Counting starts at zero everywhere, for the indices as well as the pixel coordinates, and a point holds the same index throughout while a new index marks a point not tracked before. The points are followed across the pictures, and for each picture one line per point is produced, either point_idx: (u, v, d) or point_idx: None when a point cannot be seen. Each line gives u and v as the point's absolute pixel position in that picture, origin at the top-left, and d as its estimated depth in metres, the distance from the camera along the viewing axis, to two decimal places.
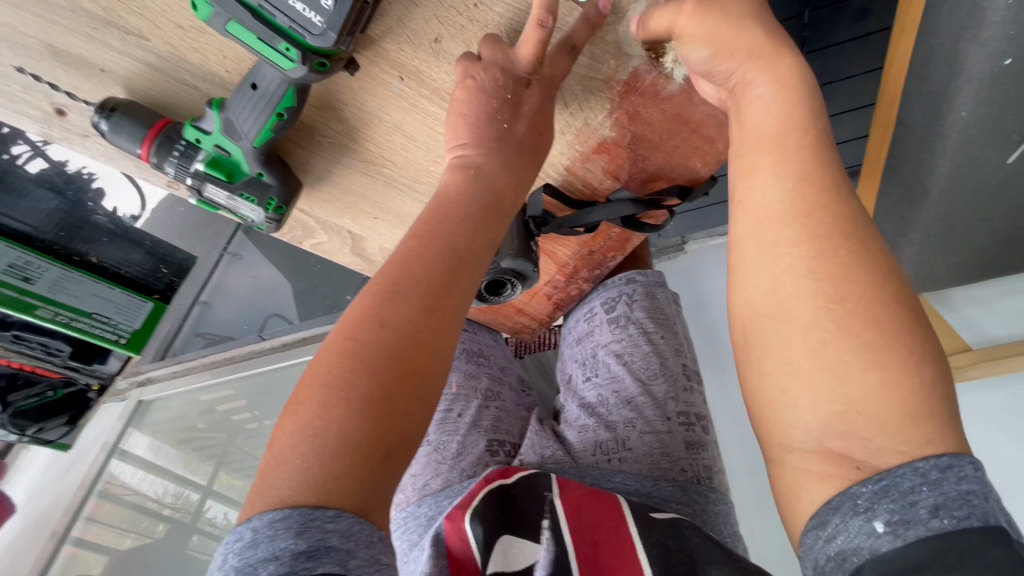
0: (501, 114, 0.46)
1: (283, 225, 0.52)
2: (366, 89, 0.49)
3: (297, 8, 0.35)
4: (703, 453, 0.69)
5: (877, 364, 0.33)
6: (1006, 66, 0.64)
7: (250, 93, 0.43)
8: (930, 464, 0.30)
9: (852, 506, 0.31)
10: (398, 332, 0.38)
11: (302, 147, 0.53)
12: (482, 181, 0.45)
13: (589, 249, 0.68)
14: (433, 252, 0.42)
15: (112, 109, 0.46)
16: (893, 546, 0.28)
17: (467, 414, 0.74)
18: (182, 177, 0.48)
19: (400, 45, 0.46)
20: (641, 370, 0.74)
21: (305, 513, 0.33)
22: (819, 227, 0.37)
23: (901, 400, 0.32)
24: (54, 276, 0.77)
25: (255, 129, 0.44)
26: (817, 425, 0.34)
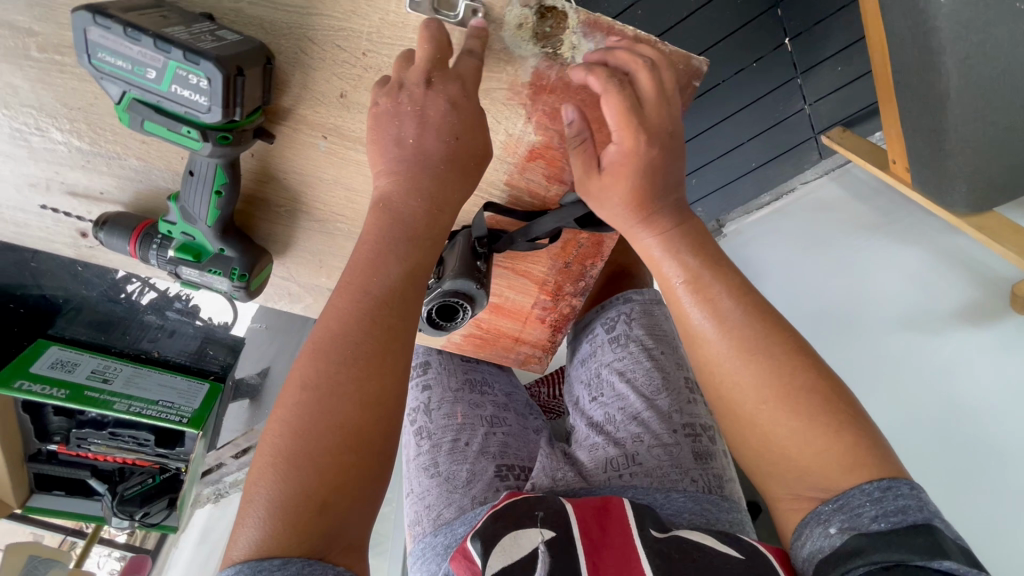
0: (405, 127, 0.46)
1: (253, 291, 0.59)
2: (299, 153, 0.55)
3: (184, 95, 0.42)
4: (711, 461, 0.73)
5: (809, 443, 0.45)
6: None
7: (192, 180, 0.51)
8: (874, 486, 0.42)
9: (821, 525, 0.43)
10: (318, 398, 0.43)
11: (265, 218, 0.60)
12: (391, 223, 0.47)
13: (564, 262, 0.65)
14: (353, 312, 0.45)
15: (104, 222, 0.56)
16: (844, 539, 0.41)
17: (474, 442, 0.78)
18: (163, 265, 0.57)
19: (314, 108, 0.52)
20: (644, 386, 0.78)
21: (254, 564, 0.39)
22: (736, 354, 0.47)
23: (831, 449, 0.44)
24: (126, 374, 0.81)
25: (205, 209, 0.52)
26: (793, 482, 0.46)
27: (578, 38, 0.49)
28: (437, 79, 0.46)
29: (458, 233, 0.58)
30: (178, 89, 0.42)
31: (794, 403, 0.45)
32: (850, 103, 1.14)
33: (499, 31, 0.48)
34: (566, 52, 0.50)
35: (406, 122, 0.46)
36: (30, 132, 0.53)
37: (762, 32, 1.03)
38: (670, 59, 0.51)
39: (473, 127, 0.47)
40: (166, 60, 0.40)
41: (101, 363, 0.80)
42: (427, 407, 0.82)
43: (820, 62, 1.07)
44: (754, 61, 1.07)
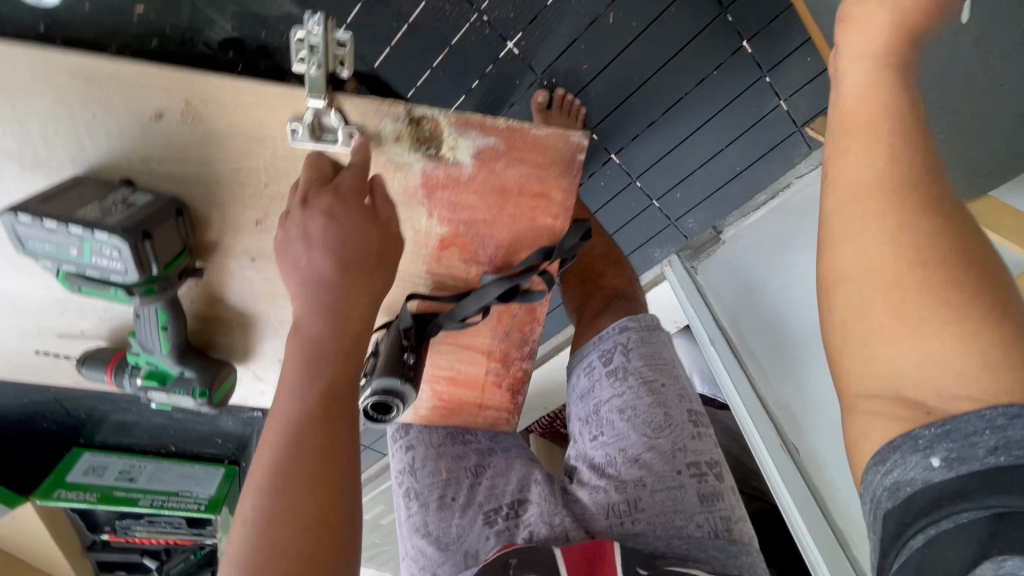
0: (298, 246, 0.47)
1: (217, 403, 0.65)
2: (235, 277, 0.61)
3: (103, 264, 0.48)
4: (720, 504, 0.65)
5: (957, 322, 0.30)
6: None
7: (142, 322, 0.57)
8: (998, 412, 0.28)
9: (904, 452, 0.31)
10: (262, 519, 0.42)
11: (223, 333, 0.66)
12: (303, 351, 0.47)
13: (503, 332, 0.67)
14: (282, 425, 0.45)
15: (84, 360, 0.64)
16: (948, 476, 0.29)
17: (461, 495, 0.75)
18: (136, 390, 0.63)
19: (237, 237, 0.57)
20: (645, 423, 0.68)
21: None
22: (894, 200, 0.33)
23: (976, 357, 0.29)
24: (150, 471, 0.92)
25: (158, 344, 0.58)
26: (892, 371, 0.32)
27: (455, 138, 0.51)
28: (313, 197, 0.47)
29: (388, 329, 0.63)
30: (96, 259, 0.47)
31: (957, 289, 0.31)
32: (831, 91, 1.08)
33: (380, 144, 0.51)
34: (447, 152, 0.51)
35: (296, 242, 0.47)
36: (10, 297, 0.60)
37: (715, 41, 1.00)
38: (546, 142, 0.51)
39: (365, 236, 0.48)
40: (81, 239, 0.46)
41: (127, 463, 0.91)
42: (410, 467, 0.79)
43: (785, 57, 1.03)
44: (713, 69, 1.04)
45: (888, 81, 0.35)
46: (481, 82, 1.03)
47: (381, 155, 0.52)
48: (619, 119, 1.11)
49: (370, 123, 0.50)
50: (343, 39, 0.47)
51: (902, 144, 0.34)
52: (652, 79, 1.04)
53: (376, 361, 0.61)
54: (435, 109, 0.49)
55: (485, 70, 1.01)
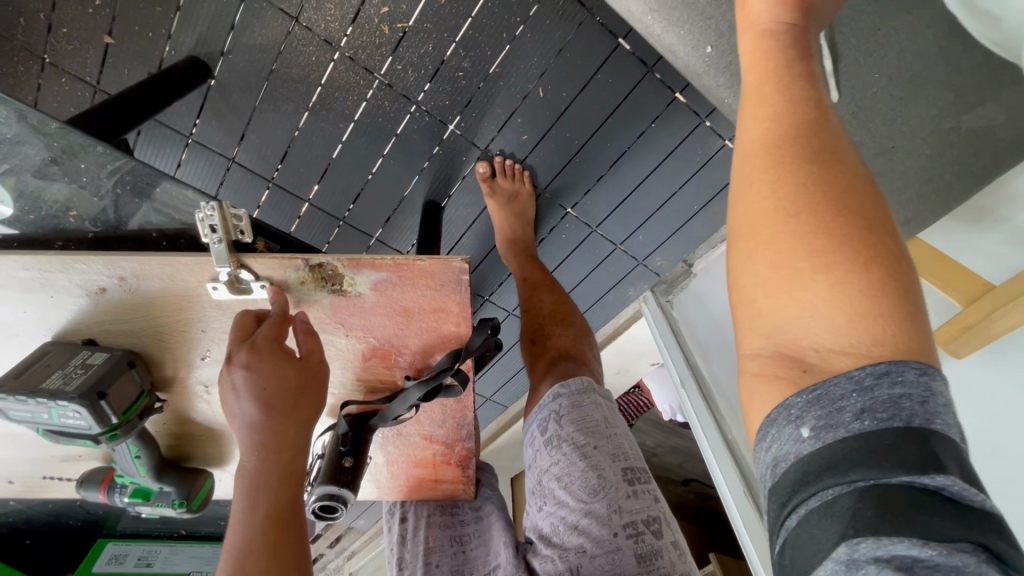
0: (231, 396, 0.55)
1: (196, 509, 0.73)
2: (193, 403, 0.69)
3: (70, 423, 0.56)
4: (660, 563, 0.63)
5: (826, 270, 0.32)
6: (712, 52, 0.58)
7: (118, 452, 0.66)
8: (867, 371, 0.29)
9: (786, 415, 0.31)
10: None
11: (197, 447, 0.75)
12: (244, 486, 0.53)
13: (440, 418, 0.73)
14: (241, 544, 0.50)
15: (80, 481, 0.74)
16: (817, 448, 0.29)
17: (444, 563, 0.74)
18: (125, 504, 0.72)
19: (188, 371, 0.66)
20: (579, 489, 0.69)
21: None
22: (773, 154, 0.36)
23: (843, 292, 0.31)
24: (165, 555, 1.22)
25: (136, 467, 0.68)
26: (776, 324, 0.33)
27: (353, 276, 0.57)
28: (236, 355, 0.55)
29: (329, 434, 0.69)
30: (64, 420, 0.56)
31: (828, 227, 0.33)
32: None
33: (292, 289, 0.58)
34: (350, 287, 0.58)
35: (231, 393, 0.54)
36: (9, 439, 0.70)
37: (645, 98, 1.04)
38: (432, 270, 0.57)
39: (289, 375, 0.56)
40: (48, 407, 0.55)
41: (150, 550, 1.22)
42: (400, 536, 0.80)
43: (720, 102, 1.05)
44: (650, 123, 1.07)
45: (772, 52, 0.40)
46: (431, 163, 1.09)
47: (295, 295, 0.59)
48: (569, 178, 1.16)
49: (277, 274, 0.57)
50: (241, 212, 0.53)
51: (786, 102, 0.38)
52: (590, 139, 1.09)
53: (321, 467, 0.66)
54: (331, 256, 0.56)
55: (432, 152, 1.08)
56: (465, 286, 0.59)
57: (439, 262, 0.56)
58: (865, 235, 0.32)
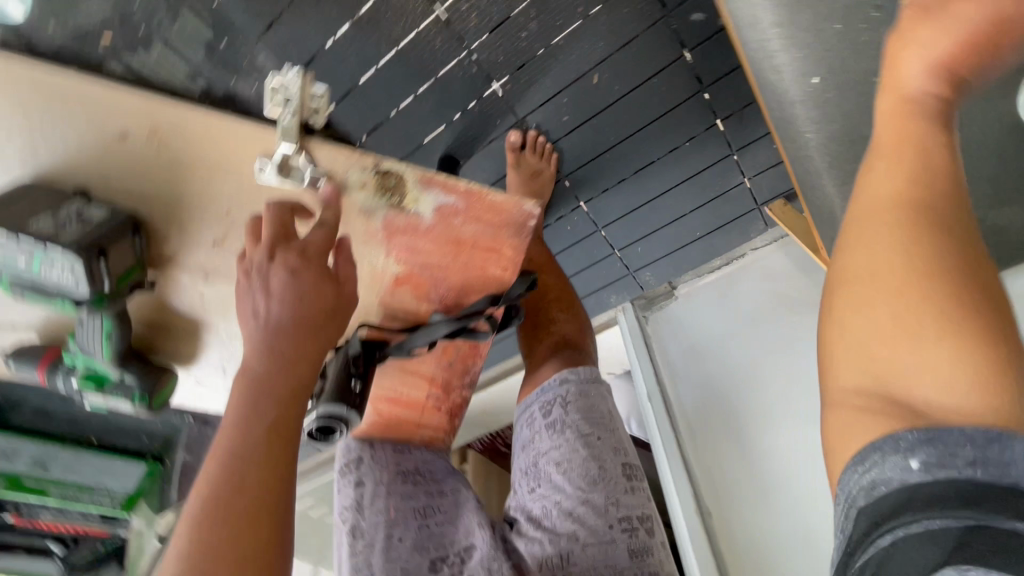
0: (256, 295, 0.51)
1: (157, 408, 0.66)
2: (187, 289, 0.62)
3: (56, 276, 0.50)
4: (650, 559, 0.67)
5: (934, 341, 0.29)
6: (817, 83, 0.58)
7: (85, 327, 0.58)
8: (980, 430, 0.27)
9: (895, 468, 0.27)
10: (198, 563, 0.43)
11: (171, 342, 0.68)
12: (245, 394, 0.49)
13: (448, 361, 0.71)
14: (229, 462, 0.46)
15: (16, 352, 0.63)
16: (925, 482, 0.26)
17: (407, 537, 0.68)
18: (70, 388, 0.63)
19: (195, 253, 0.59)
20: (581, 478, 0.71)
21: None
22: (905, 213, 0.31)
23: (964, 361, 0.28)
24: (65, 462, 1.16)
25: (101, 348, 0.59)
26: (866, 382, 0.30)
27: (418, 193, 0.55)
28: (278, 251, 0.52)
29: (335, 354, 0.65)
30: (49, 272, 0.50)
31: (946, 297, 0.29)
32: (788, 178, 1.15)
33: (347, 190, 0.55)
34: (410, 204, 0.56)
35: (258, 292, 0.51)
36: None
37: (688, 117, 1.05)
38: (501, 206, 0.55)
39: (329, 287, 0.52)
40: (36, 252, 0.48)
41: (44, 454, 1.14)
42: (358, 504, 0.71)
43: (754, 141, 1.09)
44: (685, 140, 1.08)
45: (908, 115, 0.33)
46: (461, 117, 1.01)
47: (348, 198, 0.55)
48: (590, 173, 1.14)
49: (338, 169, 0.53)
50: (319, 87, 0.51)
51: (923, 160, 0.32)
52: (626, 140, 1.08)
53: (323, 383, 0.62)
54: (401, 164, 0.53)
55: (466, 105, 0.99)
56: (527, 232, 0.58)
57: (502, 196, 0.55)
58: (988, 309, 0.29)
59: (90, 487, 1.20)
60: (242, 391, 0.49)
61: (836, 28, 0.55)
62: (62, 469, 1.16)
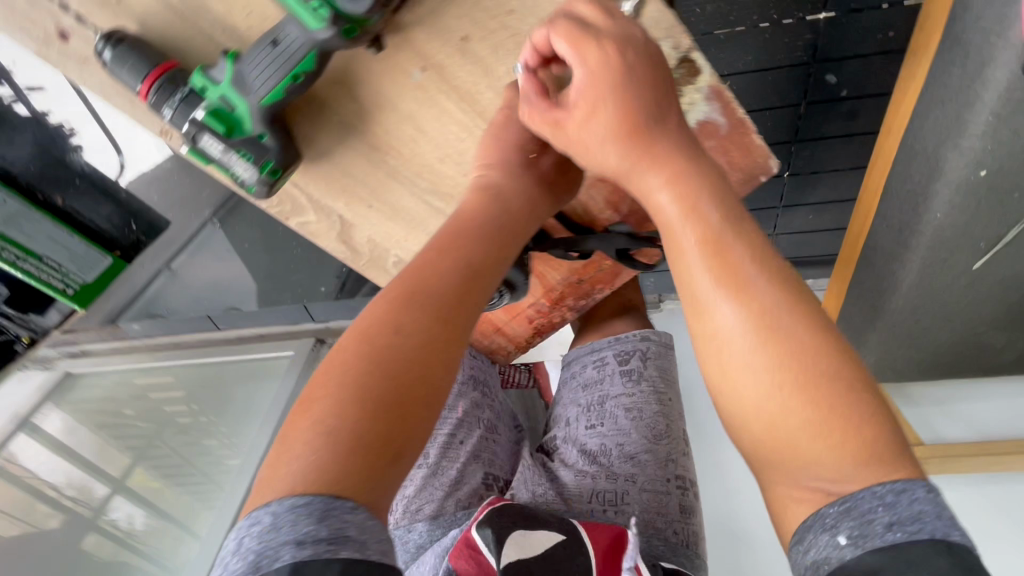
0: (531, 146, 0.53)
1: (273, 190, 0.53)
2: (387, 73, 0.50)
3: None
4: (694, 518, 0.73)
5: (829, 437, 0.41)
6: (980, 175, 0.69)
7: (269, 49, 0.45)
8: (888, 490, 0.39)
9: (821, 524, 0.40)
10: (392, 340, 0.42)
11: (312, 122, 0.53)
12: (489, 207, 0.50)
13: (579, 277, 0.67)
14: (451, 266, 0.46)
15: (121, 41, 0.48)
16: (856, 552, 0.37)
17: (468, 442, 0.81)
18: (181, 123, 0.49)
19: (430, 39, 0.48)
20: (647, 428, 0.77)
21: (327, 502, 0.36)
22: (771, 351, 0.43)
23: (845, 458, 0.41)
24: (9, 212, 1.27)
25: (267, 86, 0.46)
26: (806, 474, 0.43)
27: (697, 97, 0.53)
28: None
29: None
30: None
31: (827, 407, 0.42)
32: (804, 247, 1.31)
33: None
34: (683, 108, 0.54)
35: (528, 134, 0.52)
36: None
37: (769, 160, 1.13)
38: (755, 150, 0.55)
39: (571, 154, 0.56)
40: None
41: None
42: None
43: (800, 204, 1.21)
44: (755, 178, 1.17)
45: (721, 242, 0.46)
46: None
47: None
48: None
49: (654, 33, 0.50)
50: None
51: (774, 302, 0.44)
52: None
53: None
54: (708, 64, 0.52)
55: None
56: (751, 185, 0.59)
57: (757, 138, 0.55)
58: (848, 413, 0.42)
59: (38, 256, 1.35)
60: (481, 215, 0.50)
61: None
62: (9, 221, 1.27)
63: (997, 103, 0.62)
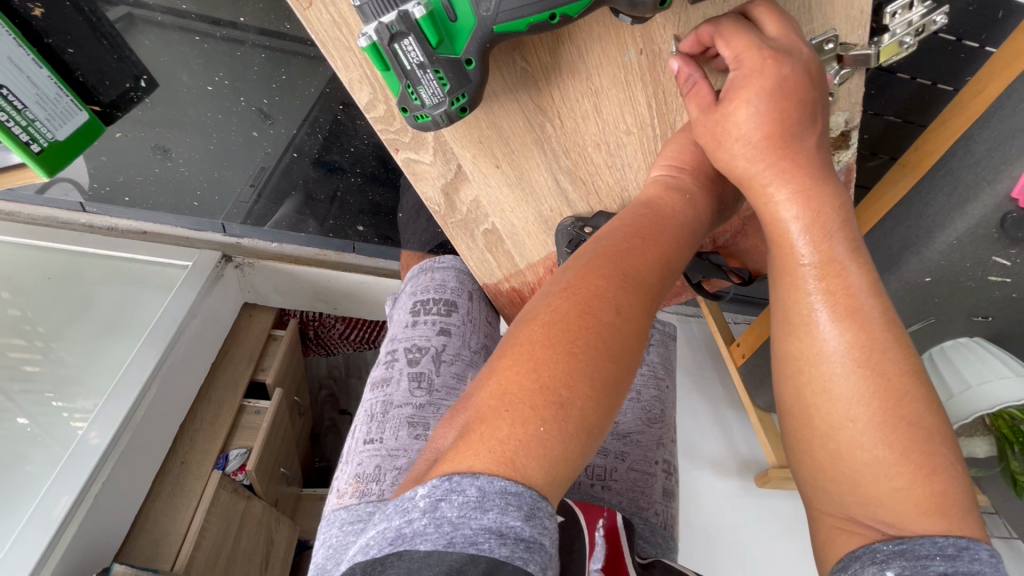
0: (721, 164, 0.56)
1: (447, 123, 0.52)
2: (603, 43, 0.54)
3: None
4: (673, 502, 0.75)
5: (893, 476, 0.43)
6: (925, 280, 0.90)
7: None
8: (948, 543, 0.40)
9: (871, 556, 0.41)
10: (602, 323, 0.41)
11: (499, 58, 0.54)
12: (686, 209, 0.52)
13: None
14: (652, 255, 0.46)
15: None
16: None
17: None
18: (384, 16, 0.46)
19: (666, 23, 0.53)
20: (644, 410, 0.79)
21: (535, 499, 0.35)
22: (868, 387, 0.45)
23: (911, 504, 0.43)
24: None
25: (511, 17, 0.47)
26: (865, 506, 0.44)
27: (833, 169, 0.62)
28: None
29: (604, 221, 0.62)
30: None
31: (904, 450, 0.44)
32: None
33: None
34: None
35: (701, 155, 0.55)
36: None
37: None
38: None
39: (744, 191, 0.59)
40: None
41: None
42: (439, 354, 0.66)
43: None
44: None
45: (837, 267, 0.47)
46: None
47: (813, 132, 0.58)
48: None
49: (841, 104, 0.57)
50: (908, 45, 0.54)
51: (876, 334, 0.46)
52: None
53: None
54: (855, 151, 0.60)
55: None
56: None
57: None
58: (925, 467, 0.43)
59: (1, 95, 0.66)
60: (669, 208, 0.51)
61: (965, 264, 0.86)
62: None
63: (962, 231, 0.83)
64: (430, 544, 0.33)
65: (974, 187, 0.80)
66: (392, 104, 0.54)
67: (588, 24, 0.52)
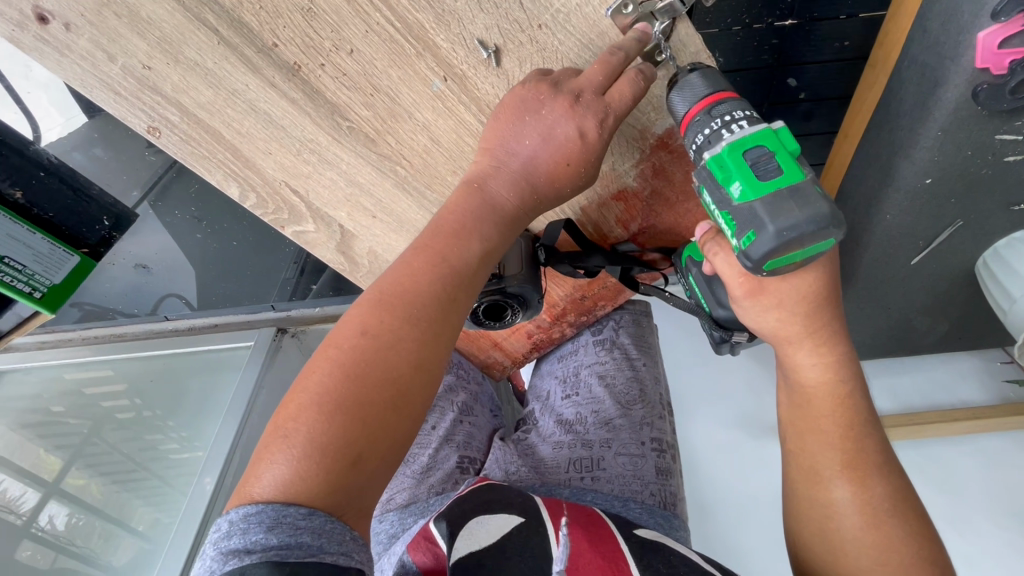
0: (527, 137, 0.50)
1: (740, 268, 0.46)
2: (407, 83, 0.51)
3: None
4: (670, 479, 0.75)
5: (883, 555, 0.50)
6: (926, 183, 0.79)
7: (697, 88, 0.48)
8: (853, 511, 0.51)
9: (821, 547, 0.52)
10: (371, 345, 0.46)
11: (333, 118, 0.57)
12: (475, 213, 0.51)
13: (582, 294, 0.78)
14: (429, 273, 0.49)
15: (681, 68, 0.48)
16: None
17: (440, 427, 0.83)
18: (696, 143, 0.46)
19: (454, 46, 0.49)
20: (621, 393, 0.80)
21: (278, 509, 0.38)
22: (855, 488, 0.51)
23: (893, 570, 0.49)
24: None
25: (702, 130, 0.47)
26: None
27: None
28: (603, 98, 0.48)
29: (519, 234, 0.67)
30: None
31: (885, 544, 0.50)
32: None
33: (664, 82, 0.51)
34: None
35: (548, 157, 0.50)
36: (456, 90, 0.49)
37: None
38: None
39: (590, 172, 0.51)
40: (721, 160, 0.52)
41: None
42: None
43: None
44: None
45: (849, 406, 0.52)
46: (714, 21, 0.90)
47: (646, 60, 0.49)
48: None
49: (680, 56, 0.50)
50: None
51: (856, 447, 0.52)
52: None
53: (502, 261, 0.65)
54: None
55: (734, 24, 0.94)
56: None
57: None
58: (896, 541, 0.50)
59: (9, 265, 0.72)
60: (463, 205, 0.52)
61: (968, 151, 0.74)
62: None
63: (945, 119, 0.71)
64: (201, 566, 0.37)
65: (940, 68, 0.69)
66: (257, 191, 0.64)
67: (368, 50, 0.49)
